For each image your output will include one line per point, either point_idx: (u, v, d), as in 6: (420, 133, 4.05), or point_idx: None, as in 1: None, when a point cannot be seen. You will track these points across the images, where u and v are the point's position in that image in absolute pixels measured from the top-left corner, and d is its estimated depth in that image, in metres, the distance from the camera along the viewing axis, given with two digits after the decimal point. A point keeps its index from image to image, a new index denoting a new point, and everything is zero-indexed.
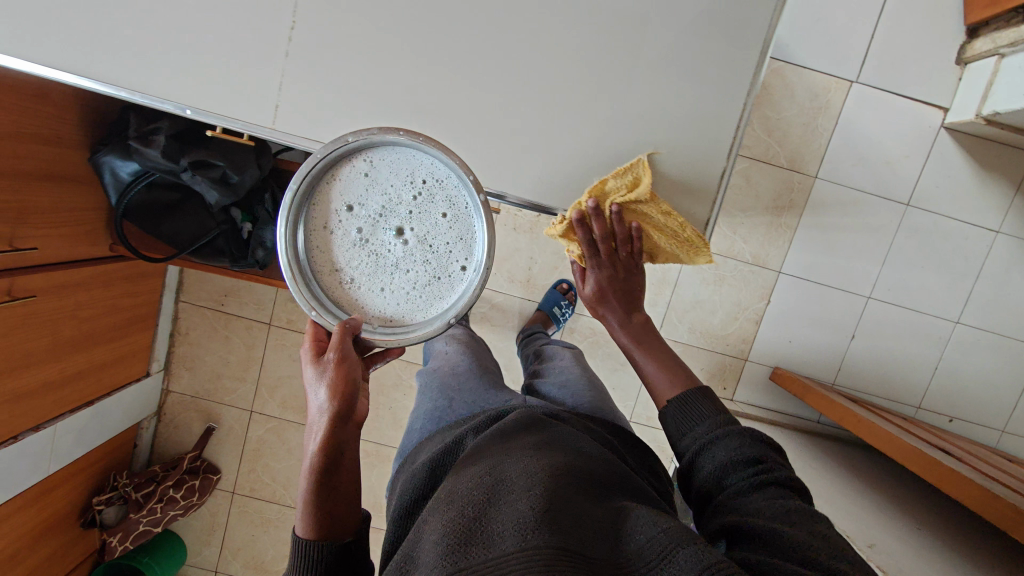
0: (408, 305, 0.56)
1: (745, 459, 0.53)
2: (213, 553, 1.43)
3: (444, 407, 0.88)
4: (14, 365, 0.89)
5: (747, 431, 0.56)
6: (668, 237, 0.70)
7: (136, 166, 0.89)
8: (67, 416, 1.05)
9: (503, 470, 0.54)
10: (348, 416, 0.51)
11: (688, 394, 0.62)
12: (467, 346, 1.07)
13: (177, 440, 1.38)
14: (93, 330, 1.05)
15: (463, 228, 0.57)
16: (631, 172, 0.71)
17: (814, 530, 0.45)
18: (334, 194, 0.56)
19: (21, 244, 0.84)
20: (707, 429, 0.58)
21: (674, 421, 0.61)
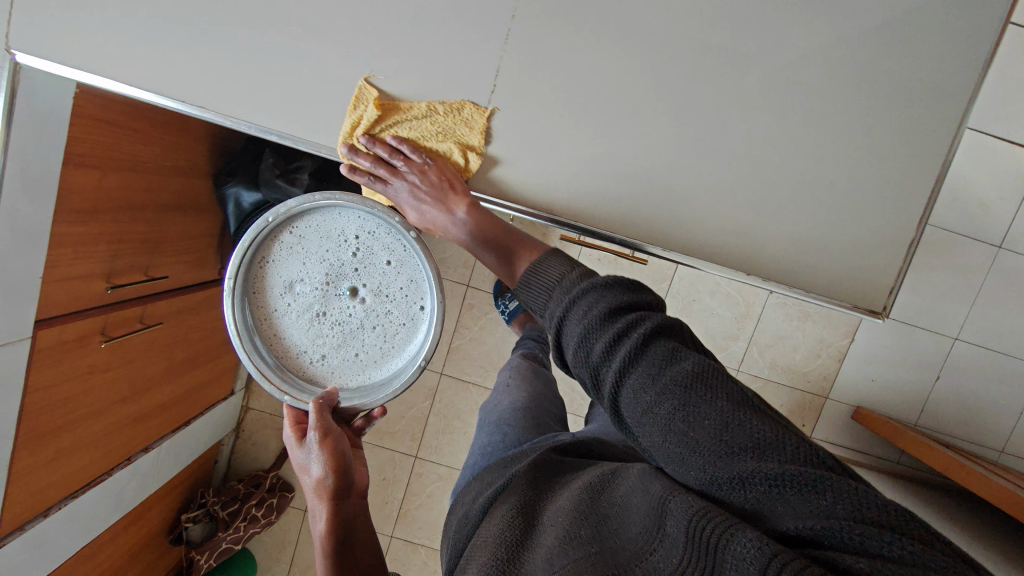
0: (380, 344, 0.75)
1: (606, 339, 0.46)
2: (282, 570, 1.44)
3: (497, 441, 0.84)
4: (135, 390, 0.90)
5: (591, 288, 0.49)
6: (438, 131, 0.67)
7: (259, 198, 0.91)
8: (169, 437, 1.06)
9: (538, 516, 0.54)
10: (343, 490, 0.64)
11: (533, 268, 0.55)
12: (532, 377, 1.02)
13: (254, 456, 1.39)
14: (197, 351, 1.07)
15: (409, 267, 0.75)
16: (359, 107, 0.65)
17: (727, 424, 0.41)
18: (278, 279, 0.74)
19: (154, 272, 0.86)
20: (556, 302, 0.51)
21: (529, 301, 0.55)
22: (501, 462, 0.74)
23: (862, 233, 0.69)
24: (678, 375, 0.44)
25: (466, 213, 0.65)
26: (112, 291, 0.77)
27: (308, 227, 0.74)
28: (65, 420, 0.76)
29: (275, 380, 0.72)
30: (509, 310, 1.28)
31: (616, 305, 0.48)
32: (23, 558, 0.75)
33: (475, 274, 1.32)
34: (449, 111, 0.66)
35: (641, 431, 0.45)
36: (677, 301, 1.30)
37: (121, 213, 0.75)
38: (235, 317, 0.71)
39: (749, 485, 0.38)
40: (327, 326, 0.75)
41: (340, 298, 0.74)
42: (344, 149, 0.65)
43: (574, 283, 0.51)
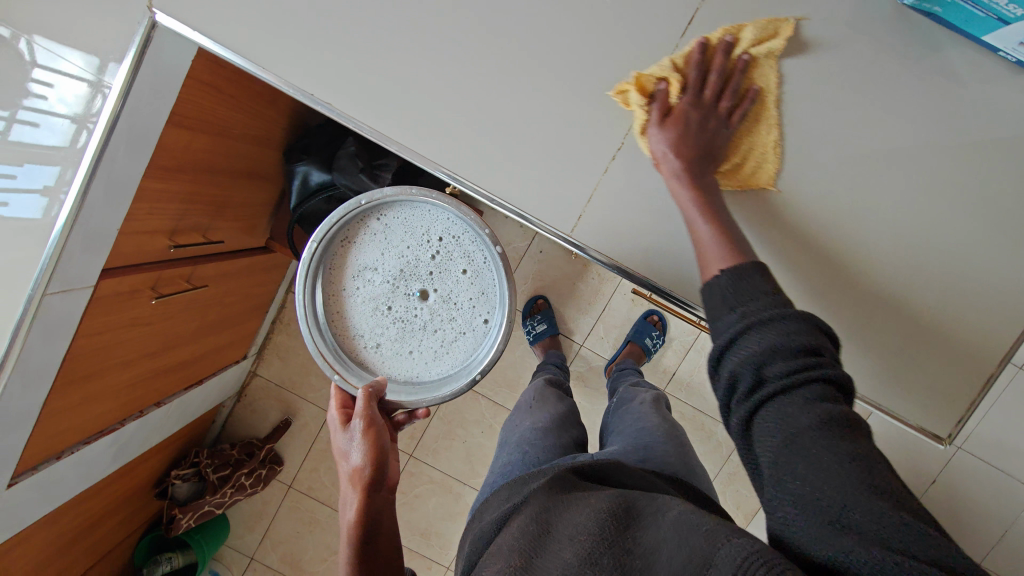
0: (438, 349, 0.77)
1: (784, 343, 0.43)
2: (254, 541, 1.43)
3: (517, 461, 0.75)
4: (165, 345, 0.89)
5: (801, 316, 0.44)
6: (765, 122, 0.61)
7: (330, 181, 0.91)
8: (181, 393, 1.05)
9: (566, 521, 0.49)
10: (378, 485, 0.62)
11: (741, 272, 0.49)
12: (556, 400, 0.91)
13: (250, 424, 1.38)
14: (226, 315, 1.05)
15: (482, 280, 0.77)
16: (773, 28, 0.57)
17: (866, 473, 0.38)
18: (354, 262, 0.76)
19: (211, 235, 0.85)
20: (752, 307, 0.47)
21: (721, 291, 0.50)
22: (525, 475, 0.63)
23: (963, 372, 0.63)
24: (837, 422, 0.40)
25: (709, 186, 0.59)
26: (174, 250, 0.77)
27: (395, 219, 0.76)
28: (99, 368, 0.75)
29: (328, 359, 0.74)
30: (535, 332, 1.27)
31: (821, 336, 0.45)
32: (30, 496, 0.74)
33: None
34: (774, 144, 0.61)
35: (769, 441, 0.42)
36: (699, 355, 1.31)
37: (197, 176, 0.75)
38: (307, 289, 0.73)
39: (850, 527, 0.36)
40: (389, 318, 0.77)
41: (408, 295, 0.76)
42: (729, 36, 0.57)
43: (780, 300, 0.47)
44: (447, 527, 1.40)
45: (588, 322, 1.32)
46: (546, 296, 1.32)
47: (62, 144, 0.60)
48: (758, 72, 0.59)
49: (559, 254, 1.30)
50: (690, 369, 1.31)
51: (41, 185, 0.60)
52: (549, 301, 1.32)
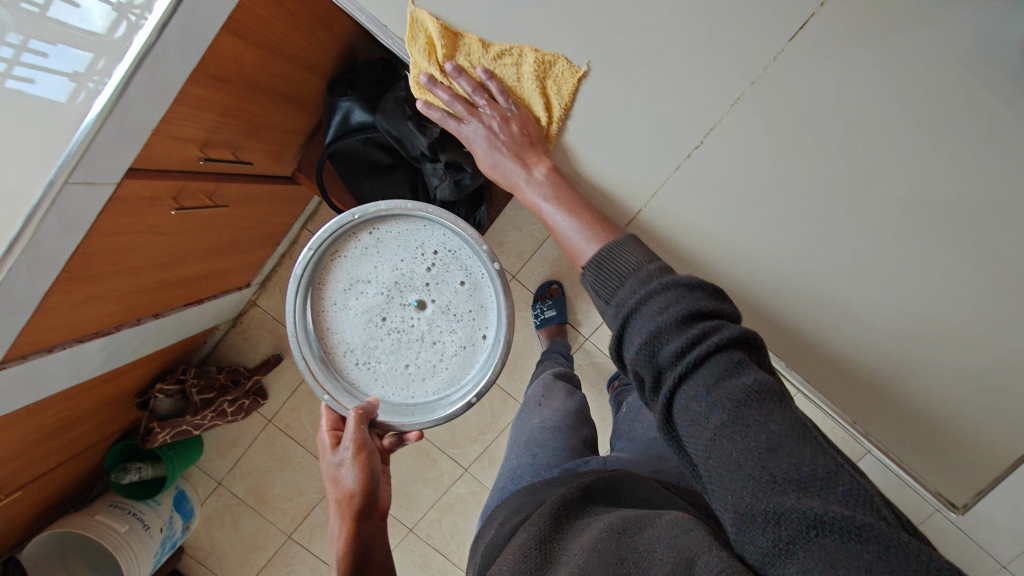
0: (431, 366, 0.77)
1: (671, 322, 0.43)
2: (224, 466, 1.43)
3: (526, 463, 0.87)
4: (176, 258, 0.87)
5: (672, 284, 0.45)
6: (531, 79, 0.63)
7: (371, 123, 0.88)
8: (180, 310, 1.02)
9: (564, 546, 0.50)
10: (366, 510, 0.70)
11: (610, 251, 0.52)
12: (564, 396, 1.01)
13: (240, 351, 1.36)
14: (239, 239, 1.03)
15: (482, 294, 0.78)
16: (420, 33, 0.62)
17: (778, 450, 0.38)
18: (344, 277, 0.76)
19: (241, 154, 0.82)
20: (630, 289, 0.48)
21: (598, 280, 0.51)
22: (545, 486, 0.70)
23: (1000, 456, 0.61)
24: (738, 393, 0.40)
25: (545, 173, 0.64)
26: (203, 162, 0.74)
27: (388, 232, 0.77)
28: (107, 269, 0.72)
29: (318, 380, 0.74)
30: (543, 317, 1.25)
31: (705, 300, 0.45)
32: (16, 385, 0.72)
33: (524, 269, 1.29)
34: (542, 63, 0.62)
35: (687, 432, 0.42)
36: None
37: (239, 89, 0.71)
38: (294, 307, 0.74)
39: (784, 523, 0.36)
40: (383, 334, 0.77)
41: (403, 310, 0.77)
42: (421, 79, 0.63)
43: (654, 275, 0.47)
44: (418, 489, 1.40)
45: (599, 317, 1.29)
46: (561, 282, 1.29)
47: (97, 31, 0.54)
48: (467, 50, 0.63)
49: None
50: None
51: (71, 70, 0.55)
52: (562, 288, 1.29)
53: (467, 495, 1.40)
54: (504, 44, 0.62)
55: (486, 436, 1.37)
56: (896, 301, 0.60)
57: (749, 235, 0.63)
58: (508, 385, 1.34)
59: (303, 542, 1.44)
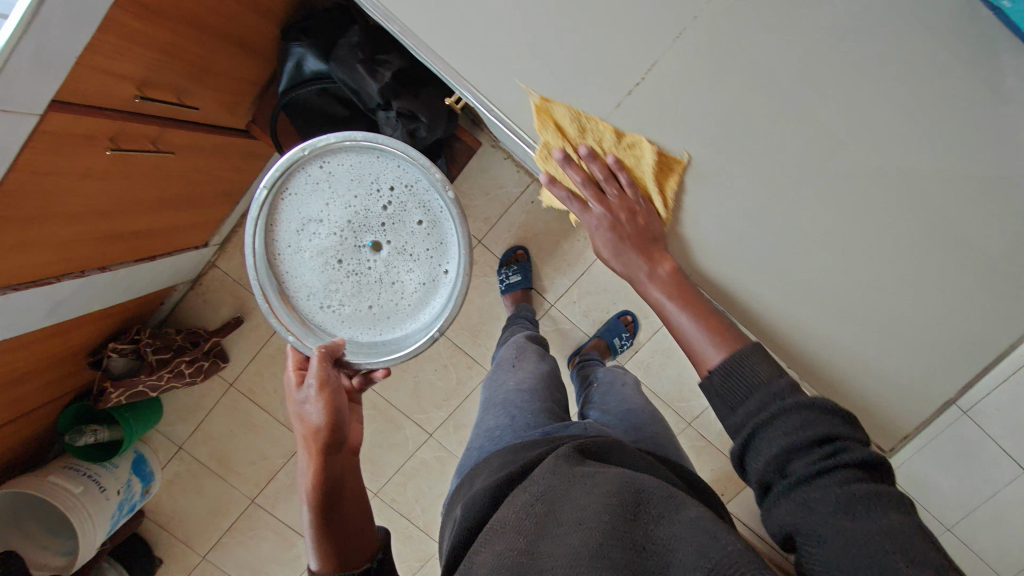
0: (393, 305, 0.78)
1: (807, 435, 0.45)
2: (185, 431, 1.41)
3: (504, 424, 0.84)
4: (120, 208, 0.84)
5: (804, 399, 0.48)
6: (653, 172, 0.63)
7: (326, 73, 0.85)
8: (130, 265, 0.99)
9: (566, 503, 0.54)
10: (335, 447, 0.68)
11: (740, 357, 0.54)
12: (536, 358, 1.02)
13: (200, 314, 1.33)
14: (192, 192, 0.99)
15: (440, 230, 0.78)
16: (552, 117, 0.63)
17: (914, 548, 0.37)
18: (297, 217, 0.76)
19: (186, 99, 0.79)
20: (758, 401, 0.50)
21: (717, 389, 0.54)
22: (527, 442, 0.74)
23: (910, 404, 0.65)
24: (869, 499, 0.41)
25: (668, 272, 0.63)
26: (141, 102, 0.71)
27: (340, 167, 0.75)
28: (39, 212, 0.69)
29: (282, 320, 0.76)
30: (508, 282, 1.25)
31: (845, 424, 0.46)
32: None
33: (490, 234, 1.28)
34: (662, 160, 0.62)
35: (809, 531, 0.42)
36: (663, 339, 1.30)
37: (177, 25, 0.68)
38: (252, 249, 0.74)
39: None
40: (342, 275, 0.77)
41: (359, 248, 0.76)
42: (556, 156, 0.64)
43: (785, 390, 0.49)
44: (382, 455, 1.40)
45: (564, 284, 1.29)
46: (527, 248, 1.28)
47: None
48: (596, 135, 0.63)
49: (550, 208, 1.26)
50: (653, 350, 1.31)
51: None
52: (528, 254, 1.28)
53: (433, 460, 1.41)
54: (632, 136, 0.62)
55: (451, 402, 1.37)
56: (833, 249, 0.60)
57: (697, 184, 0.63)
58: (473, 351, 1.34)
59: (267, 506, 1.44)
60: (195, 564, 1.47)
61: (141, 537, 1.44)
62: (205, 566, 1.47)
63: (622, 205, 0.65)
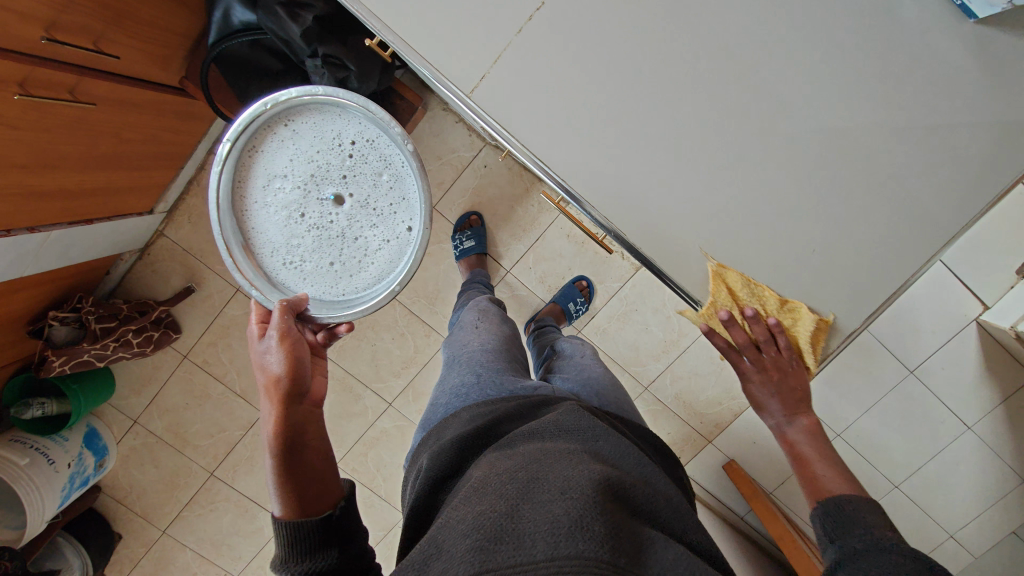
0: (358, 261, 0.76)
1: (892, 563, 0.50)
2: (140, 405, 1.39)
3: (472, 383, 0.82)
4: (41, 163, 0.81)
5: (902, 546, 0.52)
6: (806, 338, 0.72)
7: (256, 23, 0.82)
8: (64, 228, 0.96)
9: (550, 472, 0.54)
10: (297, 396, 0.62)
11: (850, 501, 0.62)
12: (498, 320, 1.02)
13: (149, 284, 1.30)
14: (125, 151, 0.97)
15: (402, 185, 0.76)
16: (723, 282, 0.70)
17: None
18: (261, 171, 0.73)
19: (104, 46, 0.76)
20: (859, 540, 0.56)
21: (832, 528, 0.60)
22: (497, 399, 0.75)
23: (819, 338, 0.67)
24: None
25: (808, 423, 0.77)
26: (48, 44, 0.68)
27: (304, 122, 0.73)
28: None
29: (243, 275, 0.72)
30: (462, 248, 1.24)
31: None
32: None
33: (444, 199, 1.27)
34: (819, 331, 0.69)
35: None
36: (619, 304, 1.31)
37: None
38: (214, 202, 0.70)
39: None
40: (306, 228, 0.74)
41: (324, 202, 0.74)
42: (721, 315, 0.73)
43: (888, 543, 0.54)
44: (341, 424, 1.40)
45: (519, 249, 1.28)
46: (481, 214, 1.28)
47: None
48: (761, 301, 0.71)
49: (503, 173, 1.25)
50: (609, 315, 1.31)
51: None
52: (483, 219, 1.27)
53: (392, 428, 1.40)
54: (792, 305, 0.69)
55: (410, 370, 1.37)
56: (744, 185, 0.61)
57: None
58: (430, 318, 1.34)
59: (227, 479, 1.43)
60: (155, 539, 1.46)
61: (98, 512, 1.42)
62: (165, 540, 1.46)
63: (771, 359, 0.77)
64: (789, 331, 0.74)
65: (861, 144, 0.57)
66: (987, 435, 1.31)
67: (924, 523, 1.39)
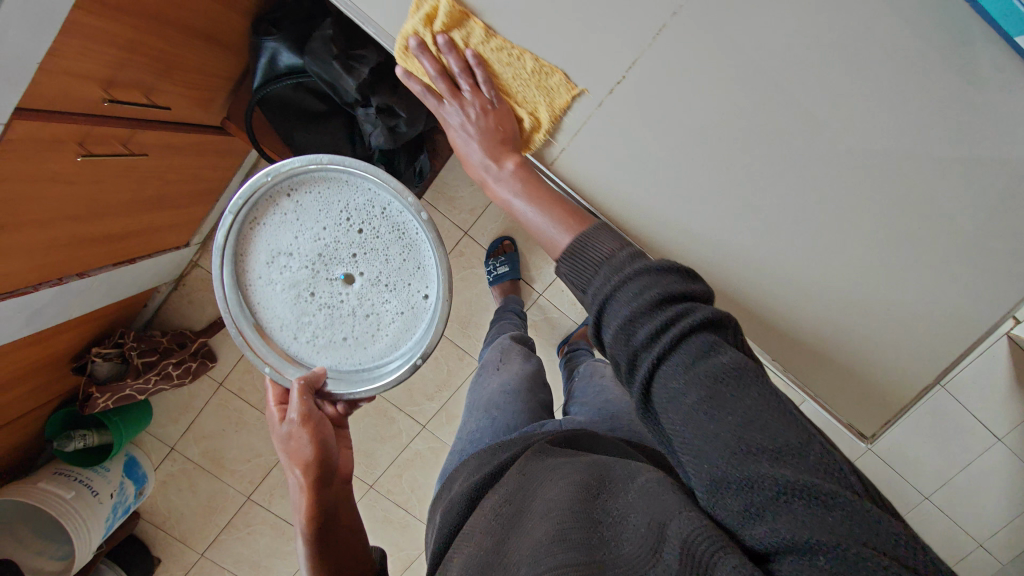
0: (372, 338, 0.69)
1: (647, 304, 0.45)
2: (176, 432, 1.40)
3: (484, 428, 0.82)
4: (94, 213, 0.81)
5: (647, 268, 0.47)
6: (512, 70, 0.63)
7: (302, 67, 0.82)
8: (109, 269, 0.97)
9: (538, 496, 0.54)
10: (325, 481, 0.65)
11: (585, 240, 0.54)
12: (522, 359, 0.97)
13: (185, 315, 1.31)
14: (167, 192, 0.97)
15: (417, 252, 0.69)
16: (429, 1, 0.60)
17: (758, 416, 0.39)
18: (266, 247, 0.67)
19: (156, 98, 0.77)
20: (605, 276, 0.49)
21: (570, 272, 0.54)
22: (499, 445, 0.72)
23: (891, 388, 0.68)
24: (717, 366, 0.42)
25: (514, 168, 0.65)
26: (109, 104, 0.68)
27: (309, 194, 0.68)
28: (13, 221, 0.67)
29: (257, 355, 0.67)
30: (496, 273, 1.25)
31: (683, 281, 0.47)
32: None
33: (476, 226, 1.27)
34: (538, 71, 0.63)
35: (668, 402, 0.43)
36: None
37: (142, 21, 0.66)
38: (220, 287, 0.66)
39: (756, 488, 0.37)
40: (316, 305, 0.68)
41: (334, 276, 0.68)
42: (414, 42, 0.61)
43: (624, 263, 0.49)
44: (376, 448, 1.41)
45: (552, 273, 1.29)
46: (513, 239, 1.28)
47: None
48: (463, 32, 0.61)
49: None
50: None
51: None
52: (515, 244, 1.28)
53: (426, 451, 1.41)
54: (503, 40, 0.61)
55: (443, 393, 1.38)
56: None
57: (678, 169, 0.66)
58: (463, 342, 1.34)
59: (263, 502, 1.45)
60: (193, 562, 1.48)
61: (137, 538, 1.44)
62: (203, 563, 1.48)
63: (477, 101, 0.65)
64: (490, 69, 0.64)
65: (932, 195, 0.58)
66: (1017, 447, 1.32)
67: (957, 534, 1.39)
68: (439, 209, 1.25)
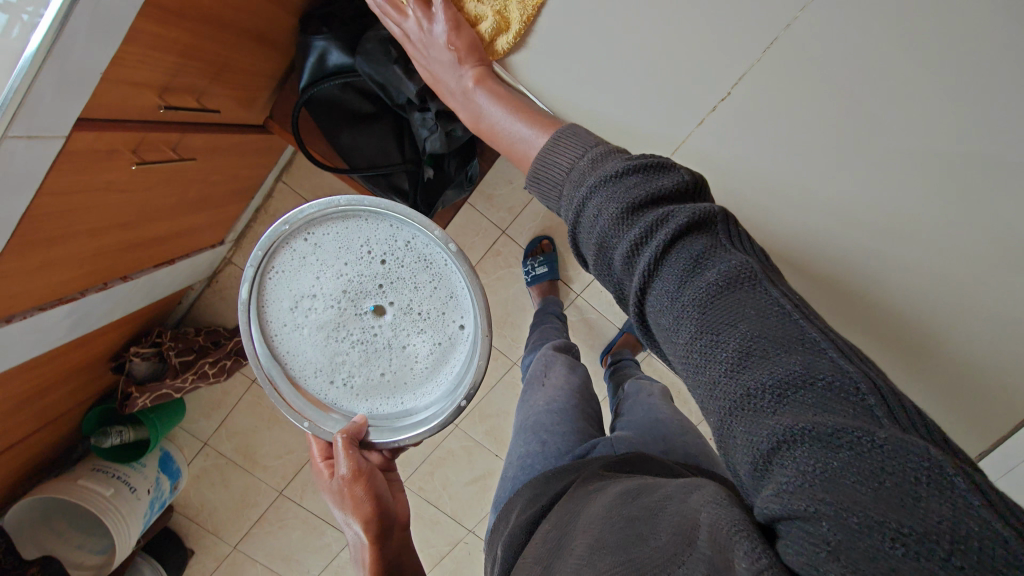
0: (407, 373, 0.67)
1: (615, 218, 0.42)
2: (209, 427, 1.41)
3: (536, 453, 0.80)
4: (141, 218, 0.80)
5: (609, 178, 0.44)
6: None
7: (351, 66, 0.79)
8: (151, 272, 0.96)
9: (581, 518, 0.52)
10: (387, 532, 0.61)
11: (552, 146, 0.51)
12: (566, 370, 0.95)
13: (219, 312, 1.30)
14: (208, 193, 0.95)
15: (447, 282, 0.67)
16: None
17: (746, 342, 0.35)
18: (287, 295, 0.65)
19: (206, 102, 0.74)
20: (573, 191, 0.47)
21: (541, 187, 0.51)
22: (556, 469, 0.69)
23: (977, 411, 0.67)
24: (701, 285, 0.38)
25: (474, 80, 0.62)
26: (164, 110, 0.66)
27: (327, 235, 0.65)
28: (69, 231, 0.66)
29: (291, 408, 0.65)
30: (534, 274, 1.22)
31: (648, 179, 0.42)
32: None
33: (515, 224, 1.24)
34: None
35: (661, 330, 0.40)
36: None
37: (199, 25, 0.63)
38: (249, 343, 0.64)
39: (760, 439, 0.32)
40: (347, 347, 0.66)
41: (362, 315, 0.66)
42: None
43: (590, 175, 0.45)
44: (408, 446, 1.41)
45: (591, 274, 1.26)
46: (552, 238, 1.25)
47: None
48: None
49: None
50: None
51: None
52: (554, 244, 1.25)
53: (459, 449, 1.41)
54: None
55: (476, 393, 1.37)
56: None
57: (752, 185, 0.64)
58: (498, 342, 1.32)
59: (295, 498, 1.45)
60: (226, 554, 1.49)
61: (171, 530, 1.45)
62: (235, 556, 1.49)
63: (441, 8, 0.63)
64: None
65: None
66: None
67: None
68: (476, 208, 1.23)
